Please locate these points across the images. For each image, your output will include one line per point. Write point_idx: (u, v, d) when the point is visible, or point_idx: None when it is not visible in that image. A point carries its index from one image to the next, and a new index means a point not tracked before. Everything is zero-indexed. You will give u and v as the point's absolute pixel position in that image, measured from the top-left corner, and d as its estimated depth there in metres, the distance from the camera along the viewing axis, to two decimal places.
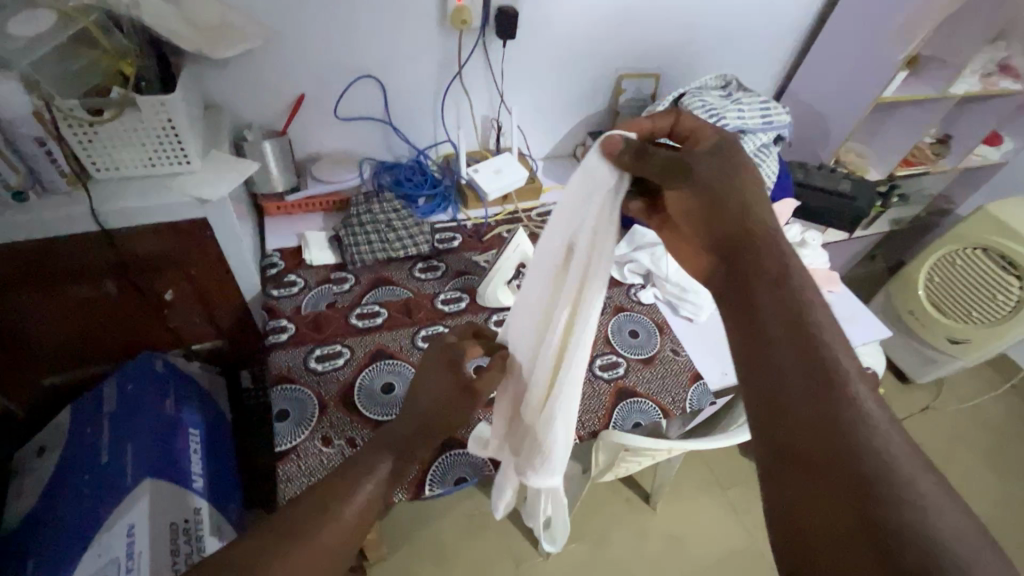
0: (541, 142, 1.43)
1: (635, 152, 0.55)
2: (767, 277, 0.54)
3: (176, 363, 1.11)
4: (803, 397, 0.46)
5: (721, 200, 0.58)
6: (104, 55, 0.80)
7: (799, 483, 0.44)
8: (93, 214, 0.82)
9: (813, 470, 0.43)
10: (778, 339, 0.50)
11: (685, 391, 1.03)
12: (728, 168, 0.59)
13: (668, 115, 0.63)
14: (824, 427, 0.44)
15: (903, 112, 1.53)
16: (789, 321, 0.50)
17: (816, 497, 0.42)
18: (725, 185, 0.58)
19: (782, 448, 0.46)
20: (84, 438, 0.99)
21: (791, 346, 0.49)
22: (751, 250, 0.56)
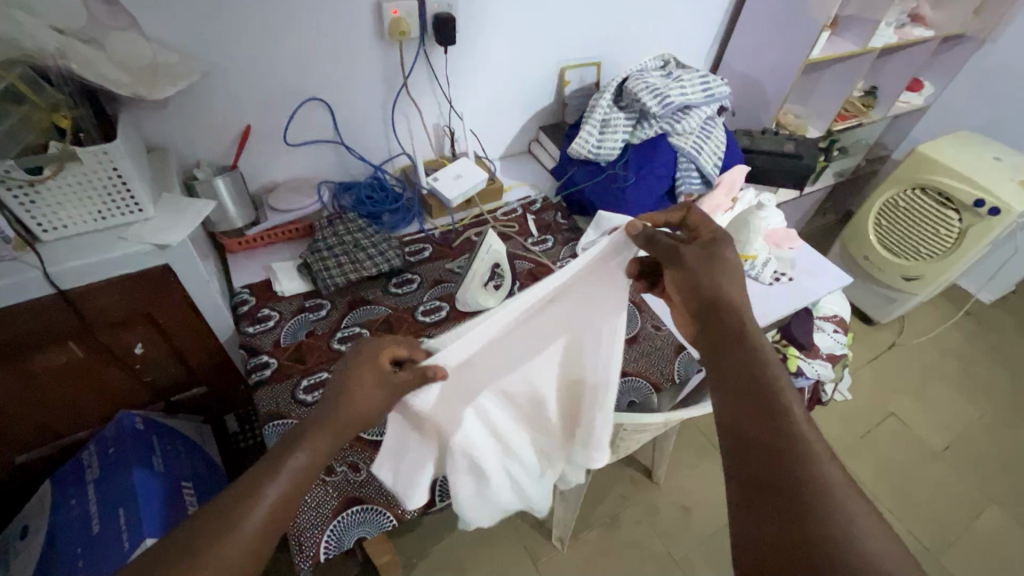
0: (495, 142, 1.44)
1: (646, 239, 0.63)
2: (737, 342, 0.59)
3: (157, 418, 1.07)
4: (762, 457, 0.51)
5: (701, 284, 0.62)
6: (34, 110, 0.75)
7: (757, 508, 0.49)
8: (46, 276, 0.78)
9: (774, 526, 0.48)
10: (745, 399, 0.54)
11: (672, 361, 1.06)
12: (717, 261, 0.63)
13: (680, 210, 0.68)
14: (788, 482, 0.49)
15: (831, 71, 1.61)
16: (754, 384, 0.55)
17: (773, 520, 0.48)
18: (712, 274, 0.62)
19: (747, 500, 0.51)
20: (71, 510, 0.95)
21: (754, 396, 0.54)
22: (726, 320, 0.60)
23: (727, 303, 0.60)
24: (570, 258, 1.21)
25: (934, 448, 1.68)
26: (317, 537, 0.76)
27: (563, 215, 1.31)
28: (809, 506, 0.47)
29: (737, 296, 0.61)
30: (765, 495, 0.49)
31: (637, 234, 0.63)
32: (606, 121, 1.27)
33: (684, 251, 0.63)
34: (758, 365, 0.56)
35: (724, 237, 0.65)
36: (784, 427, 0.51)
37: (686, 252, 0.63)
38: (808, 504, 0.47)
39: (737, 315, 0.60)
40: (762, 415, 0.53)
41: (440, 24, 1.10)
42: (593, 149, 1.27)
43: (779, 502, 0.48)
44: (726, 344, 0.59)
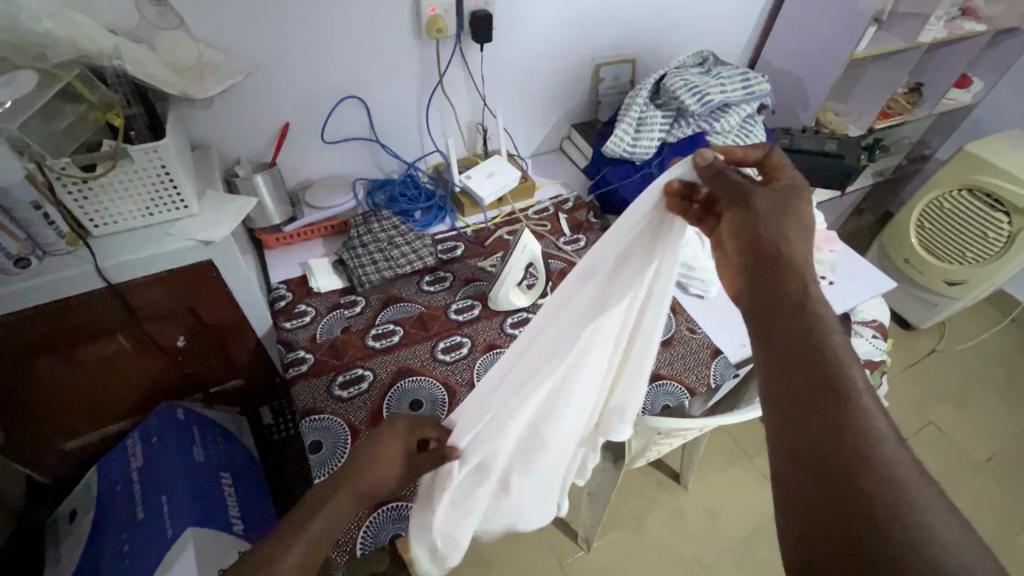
0: (527, 140, 1.44)
1: (710, 172, 0.58)
2: (793, 308, 0.52)
3: (197, 409, 1.09)
4: (806, 434, 0.46)
5: (764, 232, 0.55)
6: (91, 109, 0.78)
7: (809, 482, 0.44)
8: (98, 270, 0.81)
9: (824, 506, 0.42)
10: (796, 368, 0.49)
11: (707, 365, 1.04)
12: (785, 208, 0.57)
13: (758, 147, 0.62)
14: (836, 463, 0.43)
15: (874, 67, 1.56)
16: (805, 352, 0.49)
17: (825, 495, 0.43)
18: (782, 224, 0.56)
19: (787, 481, 0.46)
20: (116, 496, 0.98)
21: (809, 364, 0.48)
22: (780, 275, 0.54)
23: (786, 260, 0.54)
24: None
25: (976, 460, 1.61)
26: (353, 532, 0.77)
27: (596, 214, 1.30)
28: (873, 490, 0.41)
29: (799, 250, 0.55)
30: (806, 477, 0.45)
31: (704, 166, 0.58)
32: (641, 119, 1.25)
33: (751, 193, 0.57)
34: (815, 331, 0.50)
35: (800, 185, 0.59)
36: (836, 402, 0.46)
37: (754, 194, 0.57)
38: (858, 488, 0.42)
39: (793, 275, 0.53)
40: (812, 386, 0.48)
41: (477, 22, 1.09)
42: (628, 148, 1.25)
43: (825, 483, 0.43)
44: (774, 306, 0.53)
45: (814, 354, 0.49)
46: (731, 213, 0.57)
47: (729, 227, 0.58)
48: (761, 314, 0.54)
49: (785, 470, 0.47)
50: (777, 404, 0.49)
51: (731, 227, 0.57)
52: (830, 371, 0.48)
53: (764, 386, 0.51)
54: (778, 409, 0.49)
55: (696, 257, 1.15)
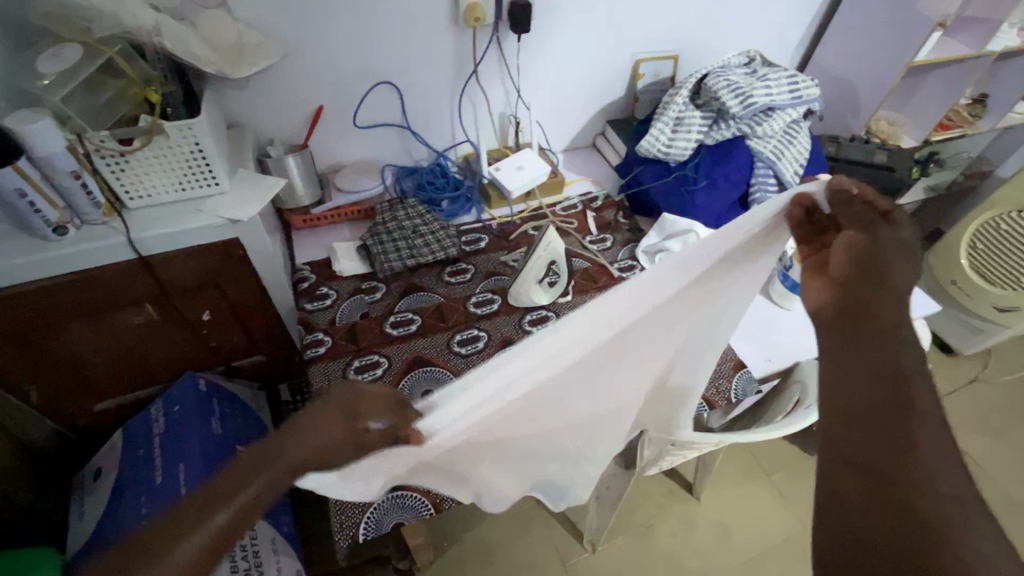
0: (560, 134, 1.41)
1: (832, 201, 0.56)
2: (874, 334, 0.49)
3: (218, 382, 1.12)
4: (871, 483, 0.43)
5: (869, 261, 0.52)
6: (129, 83, 0.80)
7: (851, 496, 0.44)
8: (130, 242, 0.83)
9: (865, 523, 0.42)
10: (861, 391, 0.47)
11: (729, 379, 1.01)
12: (893, 250, 0.53)
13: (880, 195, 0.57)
14: (905, 517, 0.41)
15: (935, 76, 1.46)
16: (879, 378, 0.47)
17: (866, 512, 0.43)
18: (895, 256, 0.52)
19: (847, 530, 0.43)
20: (138, 460, 1.01)
21: (876, 389, 0.46)
22: (873, 303, 0.51)
23: (878, 290, 0.51)
24: (628, 260, 1.18)
25: (1013, 498, 1.53)
26: (358, 517, 0.78)
27: (624, 215, 1.27)
28: (919, 518, 0.40)
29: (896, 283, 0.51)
30: (872, 529, 0.42)
31: (826, 196, 0.56)
32: (678, 120, 1.21)
33: (871, 232, 0.54)
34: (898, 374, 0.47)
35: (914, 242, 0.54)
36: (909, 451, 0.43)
37: (871, 231, 0.54)
38: (931, 549, 0.38)
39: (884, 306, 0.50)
40: (882, 429, 0.44)
41: (515, 11, 1.07)
42: (663, 148, 1.21)
43: (888, 527, 0.41)
44: (856, 334, 0.50)
45: (893, 398, 0.45)
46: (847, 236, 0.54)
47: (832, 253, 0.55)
48: (841, 346, 0.51)
49: (838, 515, 0.44)
50: (840, 443, 0.47)
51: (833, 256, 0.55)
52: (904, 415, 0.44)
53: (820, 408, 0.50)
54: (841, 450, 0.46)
55: None
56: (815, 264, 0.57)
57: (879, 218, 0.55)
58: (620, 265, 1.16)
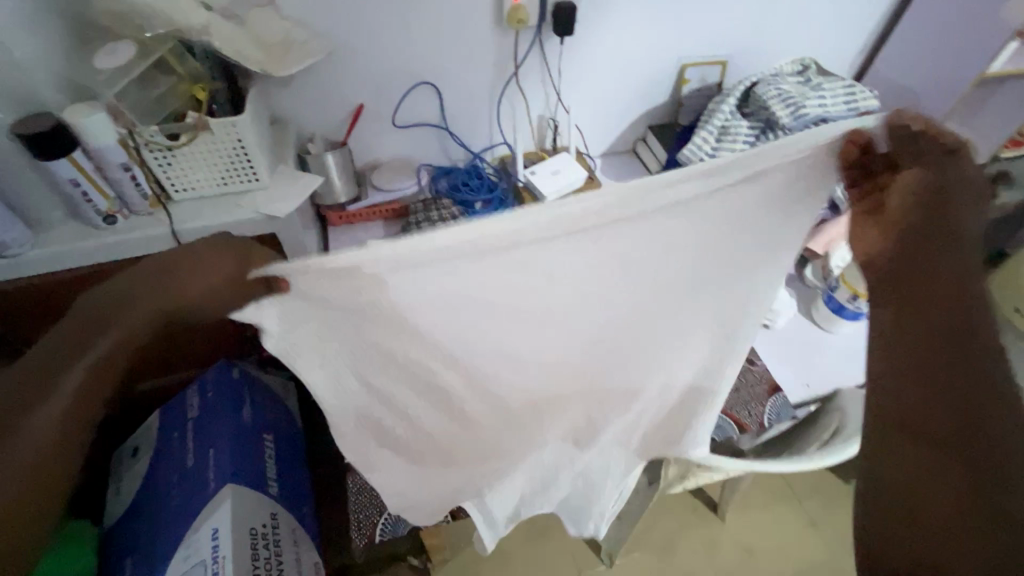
0: (599, 139, 1.38)
1: (889, 142, 0.49)
2: (939, 293, 0.46)
3: (252, 371, 1.15)
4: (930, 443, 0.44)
5: (939, 208, 0.47)
6: (180, 80, 0.83)
7: (911, 460, 0.45)
8: (173, 233, 0.86)
9: (928, 485, 0.44)
10: (920, 353, 0.46)
11: (762, 404, 0.97)
12: (958, 193, 0.47)
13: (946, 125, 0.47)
14: (968, 476, 0.42)
15: (1012, 88, 1.36)
16: (945, 338, 0.46)
17: (924, 475, 0.44)
18: (964, 198, 0.47)
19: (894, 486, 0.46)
20: (172, 442, 1.05)
21: (941, 352, 0.45)
22: (942, 258, 0.47)
23: (947, 247, 0.47)
24: None
25: None
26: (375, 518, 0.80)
27: None
28: (984, 482, 0.41)
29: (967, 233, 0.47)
30: (927, 485, 0.44)
31: (901, 129, 0.48)
32: (723, 129, 1.17)
33: (941, 177, 0.47)
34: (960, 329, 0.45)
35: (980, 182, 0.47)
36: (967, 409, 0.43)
37: (943, 172, 0.47)
38: (994, 503, 0.41)
39: (952, 262, 0.47)
40: (943, 392, 0.44)
41: (558, 14, 1.05)
42: (706, 157, 1.17)
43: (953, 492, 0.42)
44: (914, 294, 0.48)
45: (952, 354, 0.45)
46: (907, 175, 0.48)
47: (892, 202, 0.49)
48: (894, 299, 0.49)
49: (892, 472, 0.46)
50: (896, 402, 0.47)
51: (895, 205, 0.49)
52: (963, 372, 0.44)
53: (876, 372, 0.49)
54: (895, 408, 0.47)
55: None
56: (863, 213, 0.52)
57: (944, 155, 0.47)
58: None
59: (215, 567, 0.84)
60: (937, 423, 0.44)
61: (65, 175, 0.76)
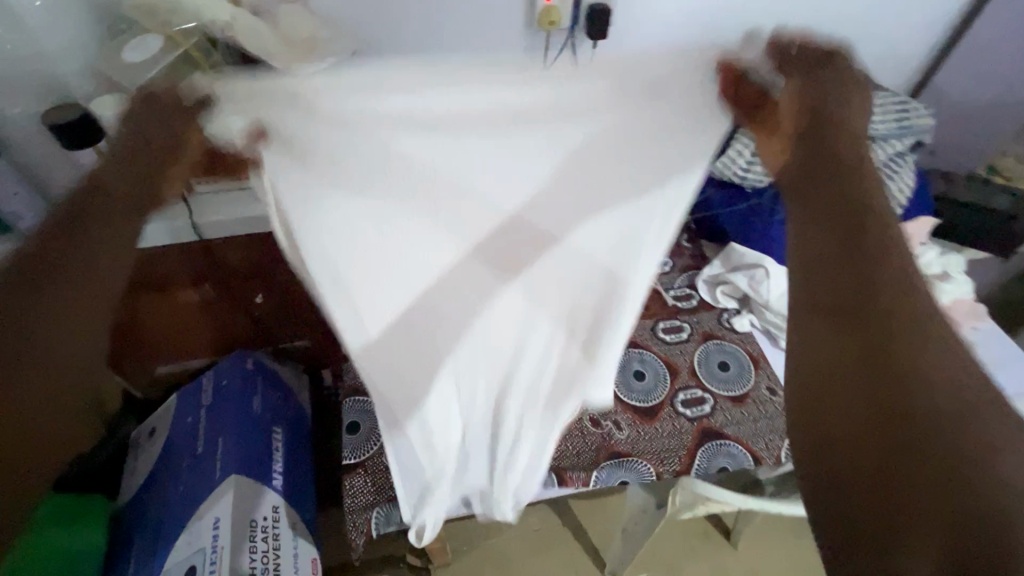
0: None
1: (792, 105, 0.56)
2: (876, 252, 0.49)
3: (266, 361, 1.16)
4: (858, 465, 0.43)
5: (844, 156, 0.53)
6: None
7: (877, 444, 0.42)
8: (193, 226, 0.87)
9: (892, 462, 0.41)
10: (867, 316, 0.47)
11: (782, 436, 0.92)
12: (842, 117, 0.54)
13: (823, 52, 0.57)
14: (920, 469, 0.40)
15: None
16: (881, 306, 0.47)
17: (891, 458, 0.41)
18: (848, 111, 0.54)
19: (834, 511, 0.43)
20: (186, 426, 1.07)
21: (890, 321, 0.46)
22: (876, 233, 0.50)
23: (873, 211, 0.51)
24: (685, 287, 1.12)
25: None
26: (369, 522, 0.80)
27: (690, 239, 1.20)
28: (948, 448, 0.40)
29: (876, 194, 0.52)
30: (877, 490, 0.41)
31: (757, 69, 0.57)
32: None
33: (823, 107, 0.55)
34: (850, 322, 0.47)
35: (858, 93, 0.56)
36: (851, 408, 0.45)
37: (826, 104, 0.55)
38: (960, 471, 0.39)
39: (884, 230, 0.50)
40: (890, 366, 0.44)
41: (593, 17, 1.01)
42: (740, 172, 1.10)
43: (922, 464, 0.40)
44: (856, 261, 0.49)
45: (894, 325, 0.45)
46: (790, 95, 0.56)
47: (789, 112, 0.56)
48: (836, 271, 0.50)
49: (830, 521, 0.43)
50: (849, 378, 0.46)
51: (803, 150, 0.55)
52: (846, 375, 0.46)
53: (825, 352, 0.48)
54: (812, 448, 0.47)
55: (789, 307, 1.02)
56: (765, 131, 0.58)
57: (821, 60, 0.56)
58: (676, 295, 1.10)
59: (213, 557, 0.86)
60: (889, 390, 0.43)
61: None
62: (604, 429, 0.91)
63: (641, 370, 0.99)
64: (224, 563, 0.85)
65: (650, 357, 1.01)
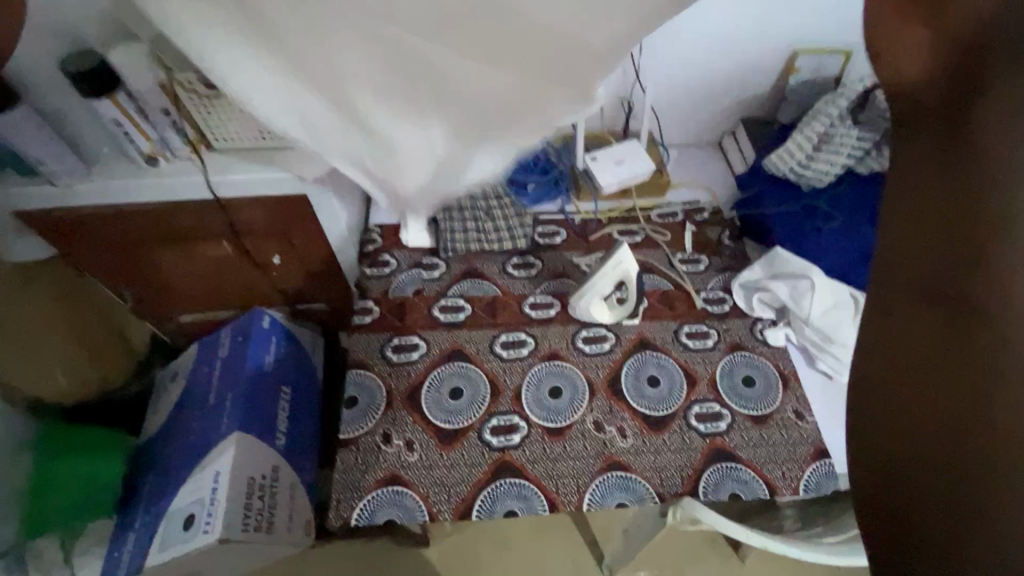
0: (681, 126, 1.21)
1: None
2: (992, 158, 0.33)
3: (283, 320, 1.17)
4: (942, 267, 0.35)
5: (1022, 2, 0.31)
6: None
7: (902, 394, 0.37)
8: (208, 184, 0.87)
9: (932, 431, 0.35)
10: (926, 239, 0.36)
11: (803, 466, 0.83)
12: None
13: None
14: (953, 384, 0.34)
15: None
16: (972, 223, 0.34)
17: (919, 416, 0.36)
18: None
19: (913, 262, 0.37)
20: (202, 376, 1.11)
21: (950, 251, 0.35)
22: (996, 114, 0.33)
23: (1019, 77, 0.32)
24: (719, 290, 1.03)
25: None
26: (353, 501, 0.79)
27: (732, 236, 1.10)
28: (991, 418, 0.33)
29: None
30: (912, 402, 0.36)
31: None
32: (829, 136, 0.98)
33: None
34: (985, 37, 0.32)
35: None
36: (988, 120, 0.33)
37: None
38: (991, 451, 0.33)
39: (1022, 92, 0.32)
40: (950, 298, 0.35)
41: None
42: (796, 168, 1.00)
43: (947, 440, 0.34)
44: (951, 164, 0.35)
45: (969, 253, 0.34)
46: None
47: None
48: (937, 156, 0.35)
49: (902, 300, 0.37)
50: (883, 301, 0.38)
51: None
52: (994, 91, 0.33)
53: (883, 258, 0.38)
54: (865, 322, 0.40)
55: (831, 323, 0.93)
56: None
57: None
58: (708, 298, 1.02)
59: (210, 508, 0.88)
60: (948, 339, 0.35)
61: (110, 115, 0.77)
62: (606, 436, 0.86)
63: (656, 376, 0.92)
64: (218, 517, 0.87)
65: (668, 363, 0.94)
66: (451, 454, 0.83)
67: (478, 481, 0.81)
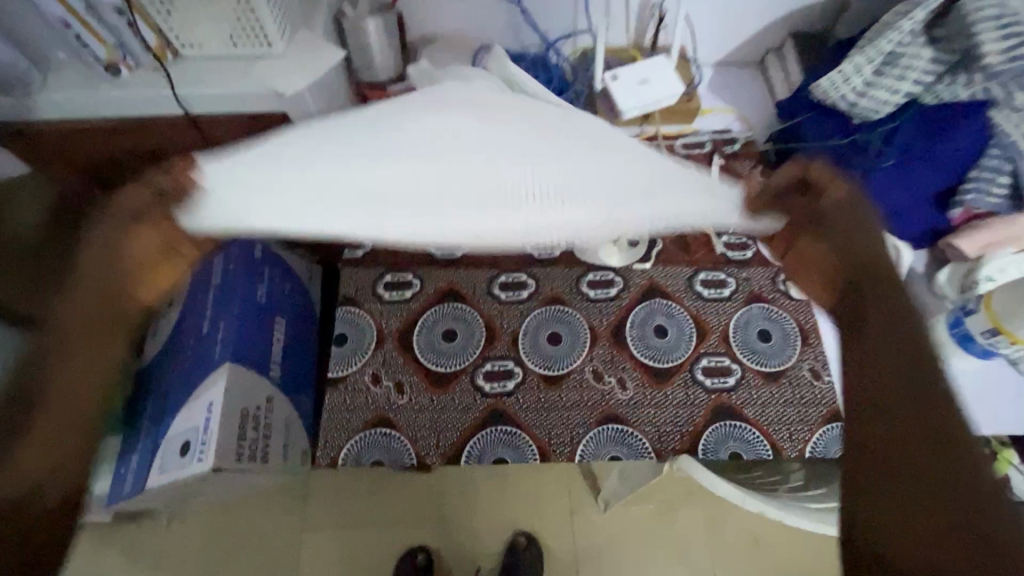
0: (718, 41, 1.05)
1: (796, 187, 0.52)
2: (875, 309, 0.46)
3: (276, 248, 1.12)
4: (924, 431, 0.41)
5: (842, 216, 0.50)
6: None
7: (887, 478, 0.41)
8: (176, 98, 0.78)
9: (920, 498, 0.40)
10: (871, 367, 0.45)
11: (811, 429, 0.79)
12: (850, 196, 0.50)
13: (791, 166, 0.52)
14: (928, 459, 0.41)
15: None
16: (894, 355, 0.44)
17: (911, 490, 0.40)
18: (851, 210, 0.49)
19: (860, 381, 0.45)
20: (196, 302, 1.08)
21: (892, 370, 0.44)
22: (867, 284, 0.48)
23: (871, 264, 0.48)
24: (742, 234, 0.94)
25: None
26: (341, 440, 0.78)
27: (766, 172, 0.98)
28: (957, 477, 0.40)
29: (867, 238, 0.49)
30: (901, 487, 0.41)
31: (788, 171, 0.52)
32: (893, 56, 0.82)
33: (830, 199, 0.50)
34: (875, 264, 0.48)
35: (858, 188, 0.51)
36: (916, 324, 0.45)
37: (825, 200, 0.50)
38: (966, 503, 0.39)
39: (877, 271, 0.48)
40: (906, 403, 0.42)
41: None
42: (847, 99, 0.86)
43: (934, 503, 0.39)
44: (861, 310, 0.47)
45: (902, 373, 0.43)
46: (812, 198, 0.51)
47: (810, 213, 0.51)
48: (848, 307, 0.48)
49: (866, 411, 0.44)
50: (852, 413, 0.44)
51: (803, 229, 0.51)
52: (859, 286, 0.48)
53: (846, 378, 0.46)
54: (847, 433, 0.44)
55: None
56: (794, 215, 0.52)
57: (814, 194, 0.51)
58: (729, 243, 0.93)
59: (204, 437, 0.89)
60: (911, 431, 0.42)
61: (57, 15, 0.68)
62: (605, 387, 0.81)
63: (664, 326, 0.86)
64: (211, 445, 0.88)
65: (679, 312, 0.87)
66: (441, 398, 0.80)
67: (469, 428, 0.79)
